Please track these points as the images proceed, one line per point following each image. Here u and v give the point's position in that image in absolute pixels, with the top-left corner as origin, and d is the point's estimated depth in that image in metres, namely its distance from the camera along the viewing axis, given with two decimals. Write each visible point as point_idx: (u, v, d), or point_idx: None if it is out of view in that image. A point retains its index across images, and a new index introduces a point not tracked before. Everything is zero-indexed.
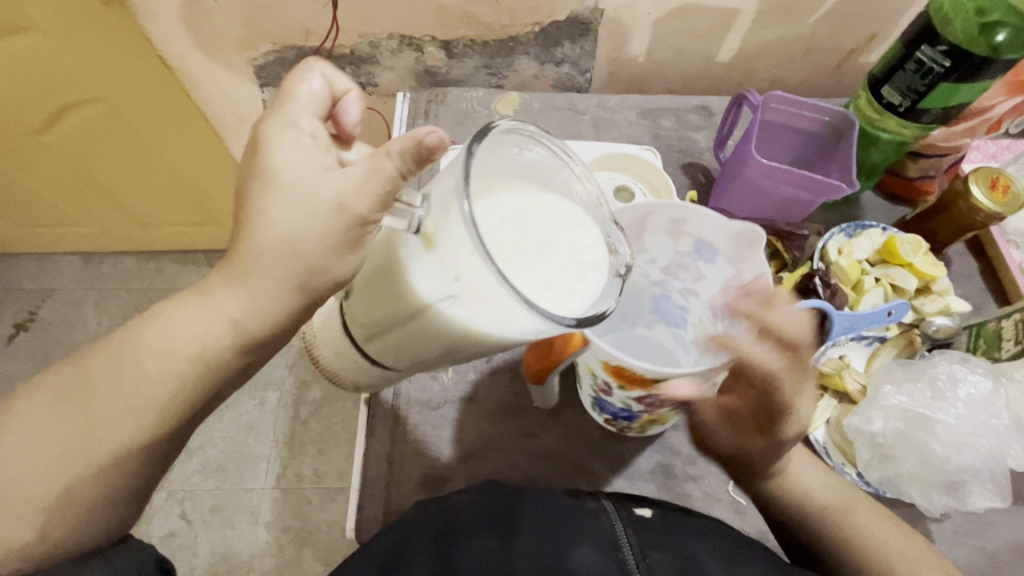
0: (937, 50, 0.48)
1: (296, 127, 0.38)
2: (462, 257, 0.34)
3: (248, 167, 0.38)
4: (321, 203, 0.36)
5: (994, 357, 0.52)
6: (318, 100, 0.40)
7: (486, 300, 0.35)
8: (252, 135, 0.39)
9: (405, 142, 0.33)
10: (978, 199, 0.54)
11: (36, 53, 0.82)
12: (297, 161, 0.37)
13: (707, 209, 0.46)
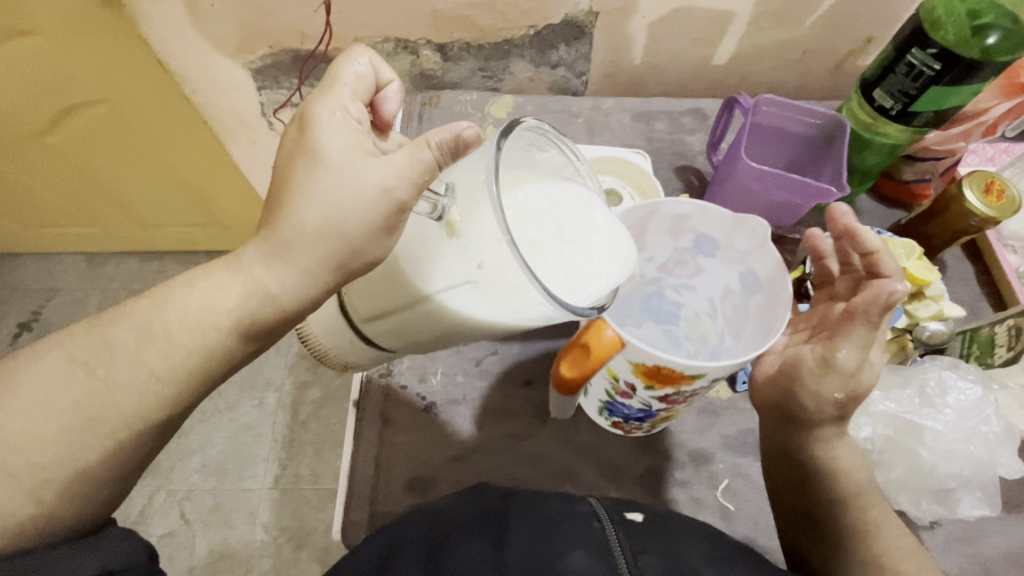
0: (927, 53, 0.48)
1: (342, 111, 0.40)
2: (488, 244, 0.36)
3: (294, 146, 0.40)
4: (366, 187, 0.37)
5: (986, 364, 0.53)
6: (362, 86, 0.42)
7: (509, 289, 0.36)
8: (301, 115, 0.41)
9: (444, 135, 0.37)
10: (972, 204, 0.54)
11: (36, 56, 0.82)
12: (346, 143, 0.39)
13: (712, 206, 0.45)
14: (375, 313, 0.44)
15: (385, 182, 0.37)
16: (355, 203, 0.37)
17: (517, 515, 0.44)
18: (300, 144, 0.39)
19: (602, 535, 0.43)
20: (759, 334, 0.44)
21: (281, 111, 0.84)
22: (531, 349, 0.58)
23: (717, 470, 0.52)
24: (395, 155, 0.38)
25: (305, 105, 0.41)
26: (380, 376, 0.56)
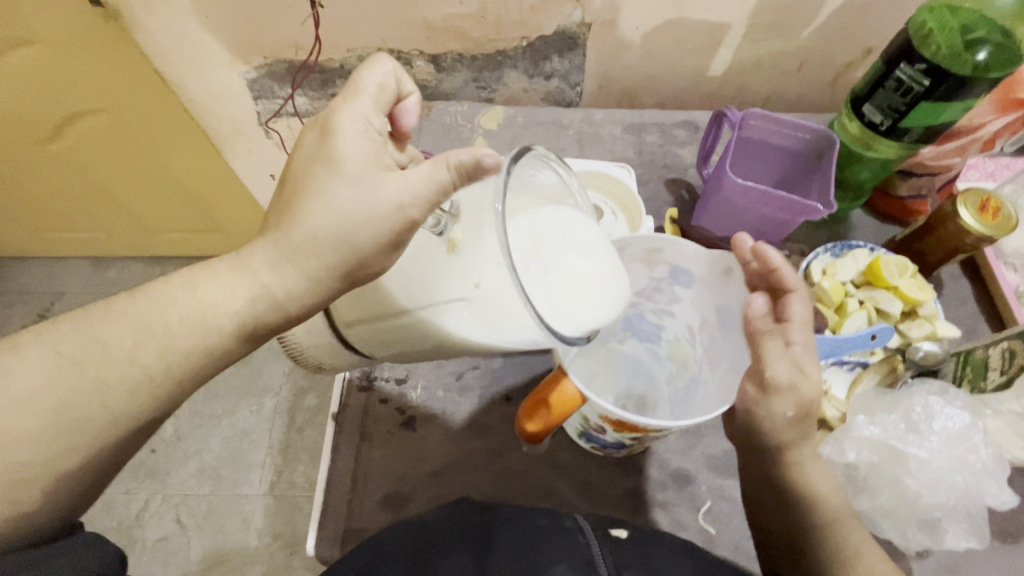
0: (915, 69, 0.47)
1: (364, 122, 0.38)
2: (488, 266, 0.35)
3: (310, 153, 0.38)
4: (380, 201, 0.36)
5: (979, 389, 0.50)
6: (385, 95, 0.40)
7: (504, 313, 0.36)
8: (322, 120, 0.39)
9: (465, 157, 0.36)
10: (966, 222, 0.52)
11: (38, 67, 0.83)
12: (365, 157, 0.38)
13: (685, 240, 0.44)
14: (358, 318, 0.43)
15: (399, 198, 0.36)
16: (368, 215, 0.37)
17: (503, 529, 0.42)
18: (319, 152, 0.38)
19: (586, 550, 0.41)
20: (736, 371, 0.44)
21: (276, 120, 0.84)
22: (513, 365, 0.57)
23: (699, 491, 0.51)
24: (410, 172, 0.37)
25: (327, 111, 0.39)
26: (360, 390, 0.56)
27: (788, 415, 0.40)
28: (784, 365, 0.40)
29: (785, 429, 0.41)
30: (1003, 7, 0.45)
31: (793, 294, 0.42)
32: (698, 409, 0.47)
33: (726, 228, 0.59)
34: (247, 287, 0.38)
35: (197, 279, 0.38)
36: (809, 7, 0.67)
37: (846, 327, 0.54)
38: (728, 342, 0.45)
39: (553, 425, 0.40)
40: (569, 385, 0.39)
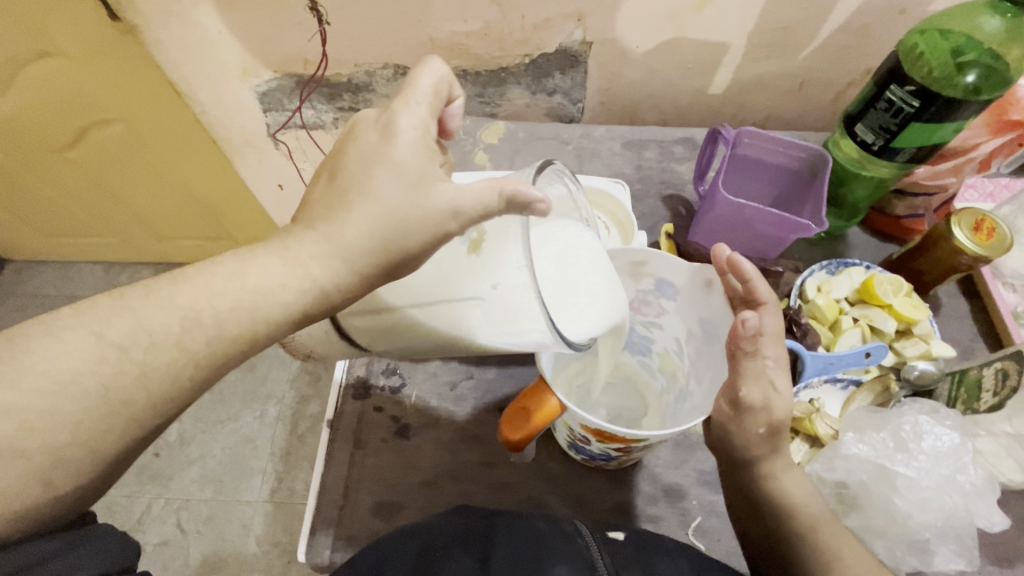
0: (905, 90, 0.48)
1: (423, 128, 0.34)
2: (507, 269, 0.37)
3: (364, 153, 0.34)
4: (433, 210, 0.33)
5: (972, 409, 0.50)
6: (442, 98, 0.36)
7: (514, 318, 0.37)
8: (378, 119, 0.34)
9: (522, 193, 0.34)
10: (960, 242, 0.52)
11: (58, 77, 0.86)
12: (425, 166, 0.34)
13: (666, 253, 0.45)
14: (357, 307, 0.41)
15: (454, 207, 0.33)
16: (420, 220, 0.33)
17: (502, 533, 0.41)
18: (373, 153, 0.33)
19: (587, 554, 0.40)
20: (716, 383, 0.44)
21: (284, 132, 0.87)
22: (507, 376, 0.58)
23: (690, 507, 0.51)
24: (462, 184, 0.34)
25: (382, 110, 0.35)
26: (355, 398, 0.56)
27: (759, 431, 0.41)
28: (759, 386, 0.40)
29: (758, 443, 0.42)
30: (993, 30, 0.46)
31: (765, 306, 0.41)
32: (686, 420, 0.47)
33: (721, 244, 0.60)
34: (296, 280, 0.32)
35: (247, 267, 0.32)
36: (807, 29, 0.68)
37: (840, 345, 0.54)
38: (710, 354, 0.46)
39: (534, 434, 0.40)
40: (550, 395, 0.41)
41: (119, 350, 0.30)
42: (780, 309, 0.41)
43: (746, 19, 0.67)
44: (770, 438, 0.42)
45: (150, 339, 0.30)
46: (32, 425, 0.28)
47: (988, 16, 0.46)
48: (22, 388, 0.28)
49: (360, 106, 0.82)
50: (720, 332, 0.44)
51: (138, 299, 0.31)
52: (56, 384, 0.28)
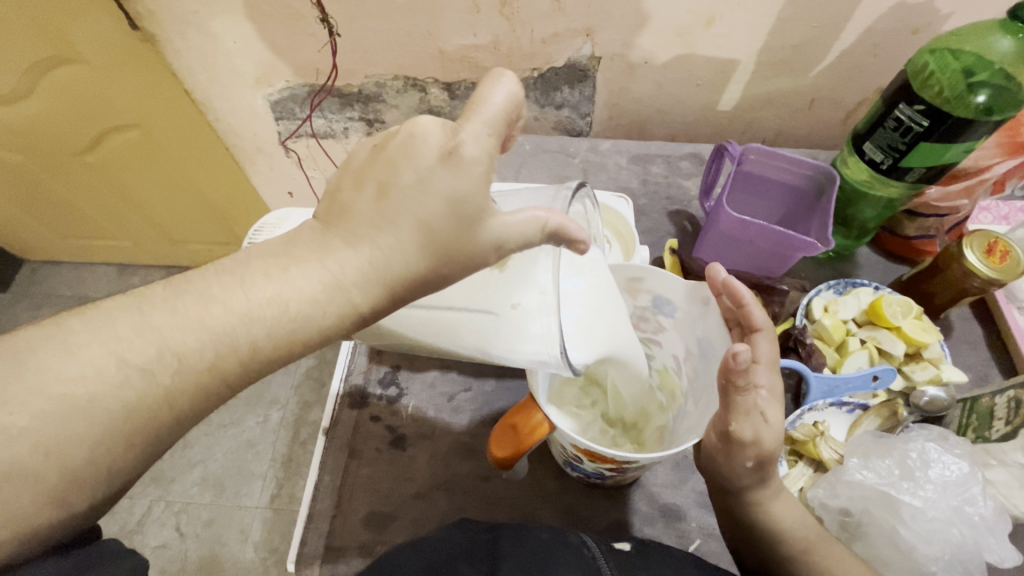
0: (914, 109, 0.47)
1: (490, 160, 0.29)
2: (531, 289, 0.37)
3: (416, 177, 0.28)
4: (479, 247, 0.29)
5: (983, 438, 0.48)
6: (513, 119, 0.30)
7: (524, 339, 0.37)
8: (438, 134, 0.28)
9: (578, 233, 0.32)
10: (972, 263, 0.51)
11: (78, 83, 0.89)
12: (483, 199, 0.29)
13: (661, 269, 0.45)
14: None
15: (500, 244, 0.30)
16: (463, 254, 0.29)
17: (508, 546, 0.38)
18: (427, 178, 0.28)
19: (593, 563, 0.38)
20: (709, 408, 0.43)
21: (295, 140, 0.88)
22: (505, 389, 0.57)
23: (689, 529, 0.50)
24: (513, 217, 0.30)
25: (442, 124, 0.28)
26: (352, 407, 0.56)
27: (747, 464, 0.41)
28: (749, 422, 0.39)
29: (744, 476, 0.41)
30: (1004, 50, 0.45)
31: (760, 332, 0.42)
32: (681, 440, 0.46)
33: (724, 260, 0.59)
34: (330, 304, 0.28)
35: (279, 292, 0.27)
36: (818, 47, 0.67)
37: (846, 367, 0.53)
38: (707, 375, 0.45)
39: (522, 451, 0.40)
40: (539, 413, 0.40)
41: (143, 375, 0.25)
42: (774, 334, 0.42)
43: (755, 37, 0.66)
44: (758, 470, 0.41)
45: (181, 364, 0.26)
46: (47, 448, 0.24)
47: (1000, 35, 0.45)
48: (34, 411, 0.24)
49: (370, 116, 0.83)
50: (716, 352, 0.43)
51: (164, 318, 0.26)
52: (70, 408, 0.24)
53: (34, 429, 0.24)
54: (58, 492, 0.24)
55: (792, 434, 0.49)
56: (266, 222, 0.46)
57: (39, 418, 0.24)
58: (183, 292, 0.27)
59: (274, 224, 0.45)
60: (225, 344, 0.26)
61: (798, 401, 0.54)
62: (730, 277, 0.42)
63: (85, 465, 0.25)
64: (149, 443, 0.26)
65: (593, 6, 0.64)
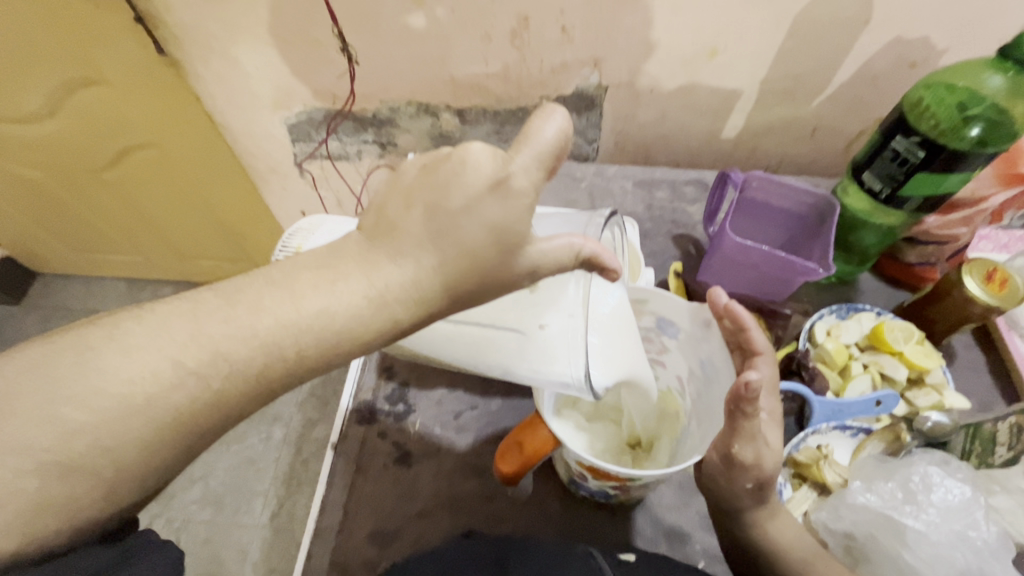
0: (910, 141, 0.49)
1: (535, 194, 0.30)
2: (560, 312, 0.40)
3: (463, 203, 0.29)
4: (515, 272, 0.32)
5: (986, 463, 0.48)
6: (560, 156, 0.31)
7: (546, 357, 0.39)
8: (489, 163, 0.29)
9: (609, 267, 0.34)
10: (972, 292, 0.52)
11: (102, 104, 0.92)
12: (526, 230, 0.31)
13: (664, 291, 0.46)
14: None
15: (535, 269, 0.32)
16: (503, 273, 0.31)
17: (516, 558, 0.39)
18: (472, 203, 0.29)
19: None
20: (713, 428, 0.44)
21: (310, 161, 0.91)
22: (510, 408, 0.58)
23: (693, 551, 0.50)
24: (552, 244, 0.32)
25: (494, 153, 0.29)
26: (360, 423, 0.57)
27: (747, 486, 0.42)
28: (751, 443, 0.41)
29: (745, 498, 0.43)
30: (995, 86, 0.47)
31: (759, 356, 0.44)
32: (684, 460, 0.47)
33: (727, 284, 0.60)
34: (351, 323, 0.29)
35: (328, 305, 0.28)
36: (819, 78, 0.69)
37: (849, 391, 0.54)
38: (710, 395, 0.46)
39: (527, 467, 0.41)
40: (545, 427, 0.41)
41: (197, 378, 0.26)
42: (774, 359, 0.45)
43: (757, 68, 0.69)
44: (758, 493, 0.43)
45: (231, 369, 0.27)
46: (105, 444, 0.25)
47: (991, 73, 0.47)
48: (94, 408, 0.25)
49: (383, 139, 0.85)
50: (720, 373, 0.45)
51: (218, 327, 0.27)
52: (129, 406, 0.25)
53: (93, 425, 0.24)
54: (105, 492, 0.25)
55: (795, 457, 0.50)
56: (300, 227, 0.48)
57: (98, 415, 0.25)
58: (236, 301, 0.28)
59: (306, 230, 0.48)
60: (272, 351, 0.27)
61: (801, 425, 0.54)
62: (732, 303, 0.44)
63: (135, 462, 0.25)
64: (191, 444, 0.27)
65: (601, 38, 0.67)
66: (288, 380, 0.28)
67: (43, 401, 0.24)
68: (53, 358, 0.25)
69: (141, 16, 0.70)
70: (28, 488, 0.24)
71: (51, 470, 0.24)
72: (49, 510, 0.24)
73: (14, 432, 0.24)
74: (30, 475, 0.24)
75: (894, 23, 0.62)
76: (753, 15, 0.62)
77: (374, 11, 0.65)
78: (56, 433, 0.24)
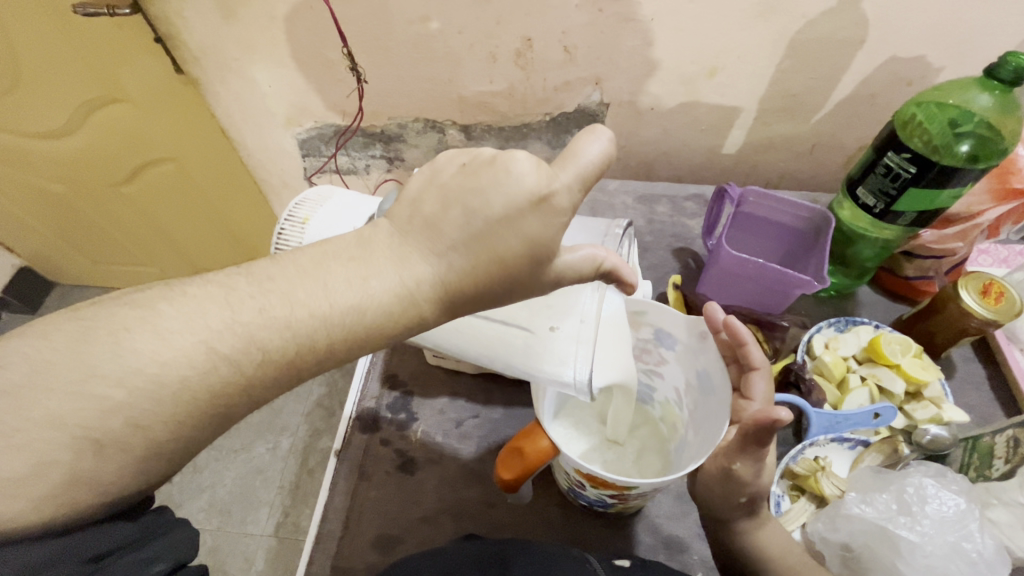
0: (901, 157, 0.50)
1: (572, 214, 0.32)
2: (572, 318, 0.42)
3: (503, 213, 0.30)
4: (518, 283, 0.33)
5: (984, 476, 0.48)
6: (599, 176, 0.33)
7: (555, 357, 0.41)
8: (533, 176, 0.30)
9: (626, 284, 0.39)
10: (967, 304, 0.52)
11: (121, 121, 0.96)
12: (556, 244, 0.32)
13: (663, 304, 0.47)
14: None
15: (547, 277, 0.34)
16: (515, 278, 0.32)
17: (516, 554, 0.40)
18: (513, 217, 0.31)
19: None
20: (707, 438, 0.44)
21: (321, 175, 0.93)
22: (512, 417, 0.59)
23: (691, 561, 0.50)
24: (579, 256, 0.35)
25: (538, 166, 0.31)
26: (364, 430, 0.58)
27: (740, 496, 0.43)
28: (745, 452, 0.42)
29: (737, 503, 0.44)
30: (983, 105, 0.48)
31: (756, 371, 0.45)
32: (680, 470, 0.47)
33: (724, 296, 0.62)
34: (352, 327, 0.30)
35: (361, 301, 0.30)
36: (816, 96, 0.71)
37: (847, 403, 0.54)
38: (708, 407, 0.47)
39: (526, 473, 0.42)
40: (544, 434, 0.42)
41: (230, 363, 0.28)
42: (770, 374, 0.45)
43: (755, 87, 0.70)
44: (750, 505, 0.44)
45: (262, 355, 0.28)
46: (140, 422, 0.26)
47: (979, 91, 0.49)
48: (132, 387, 0.26)
49: (391, 155, 0.88)
50: (716, 385, 0.45)
51: (251, 316, 0.28)
52: (162, 389, 0.26)
53: (130, 403, 0.26)
54: (121, 486, 0.27)
55: (793, 468, 0.50)
56: (307, 197, 0.48)
57: (135, 394, 0.26)
58: (270, 291, 0.29)
59: (314, 201, 0.47)
60: (294, 337, 0.29)
61: (799, 437, 0.55)
62: (730, 316, 0.44)
63: (168, 438, 0.27)
64: (213, 426, 0.28)
65: (602, 58, 0.69)
66: (301, 371, 0.30)
67: (82, 377, 0.25)
68: (90, 334, 0.27)
69: (161, 37, 0.73)
70: (63, 460, 0.25)
71: (85, 444, 0.25)
72: (79, 492, 0.25)
73: (49, 411, 0.25)
74: (66, 448, 0.25)
75: (890, 43, 0.64)
76: (751, 36, 0.64)
77: (383, 33, 0.67)
78: (93, 409, 0.25)
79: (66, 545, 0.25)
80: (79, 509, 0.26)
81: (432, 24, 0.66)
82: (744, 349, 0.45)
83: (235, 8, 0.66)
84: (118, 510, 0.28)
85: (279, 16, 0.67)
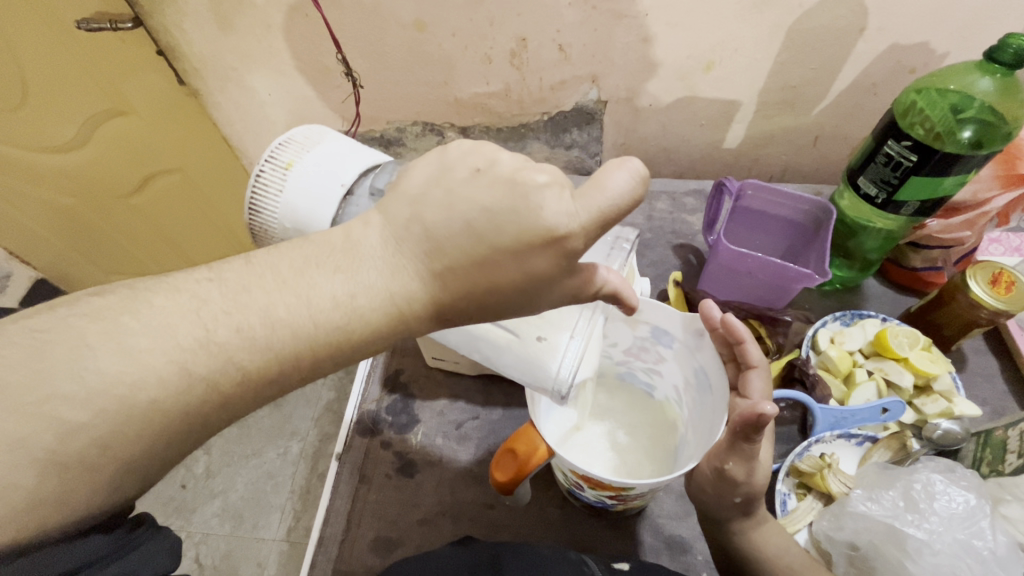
0: (902, 145, 0.48)
1: None
2: (560, 330, 0.42)
3: (495, 229, 0.29)
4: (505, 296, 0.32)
5: (996, 472, 0.47)
6: (625, 212, 0.31)
7: (542, 365, 0.40)
8: (536, 193, 0.29)
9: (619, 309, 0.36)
10: (976, 294, 0.51)
11: (128, 131, 0.97)
12: (560, 280, 0.31)
13: (658, 301, 0.46)
14: None
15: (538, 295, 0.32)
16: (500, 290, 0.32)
17: (510, 557, 0.40)
18: (507, 235, 0.29)
19: None
20: (707, 437, 0.44)
21: None
22: (511, 417, 0.59)
23: (694, 562, 0.49)
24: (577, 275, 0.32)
25: (544, 186, 0.29)
26: (363, 434, 0.58)
27: (736, 498, 0.43)
28: (740, 456, 0.41)
29: (730, 504, 0.44)
30: (984, 89, 0.47)
31: (754, 369, 0.45)
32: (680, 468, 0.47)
33: (726, 292, 0.61)
34: (327, 338, 0.30)
35: (343, 316, 0.30)
36: (818, 87, 0.70)
37: (853, 399, 0.53)
38: (706, 408, 0.46)
39: (521, 475, 0.41)
40: (539, 438, 0.41)
41: (205, 381, 0.28)
42: (768, 372, 0.45)
43: (754, 80, 0.69)
44: (744, 505, 0.44)
45: (234, 371, 0.28)
46: (109, 440, 0.26)
47: (979, 75, 0.48)
48: (98, 407, 0.26)
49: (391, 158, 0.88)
50: (713, 384, 0.45)
51: (226, 334, 0.28)
52: (129, 408, 0.26)
53: (98, 423, 0.26)
54: (94, 502, 0.27)
55: (798, 467, 0.49)
56: (292, 137, 0.45)
57: (100, 414, 0.26)
58: (244, 305, 0.29)
59: (300, 143, 0.44)
60: (265, 347, 0.29)
61: (805, 433, 0.54)
62: (728, 315, 0.43)
63: (140, 453, 0.27)
64: (188, 438, 0.29)
65: (597, 56, 0.68)
66: (277, 381, 0.30)
67: (44, 399, 0.25)
68: (50, 353, 0.26)
69: (163, 50, 0.73)
70: (28, 483, 0.25)
71: (50, 466, 0.25)
72: (47, 515, 0.26)
73: (9, 437, 0.25)
74: (30, 470, 0.25)
75: (891, 30, 0.62)
76: (748, 28, 0.63)
77: (378, 38, 0.67)
78: (57, 431, 0.25)
79: (35, 561, 0.25)
80: (50, 528, 0.26)
81: (425, 27, 0.66)
82: (742, 349, 0.44)
83: (232, 19, 0.67)
84: (93, 525, 0.28)
85: (275, 25, 0.67)
